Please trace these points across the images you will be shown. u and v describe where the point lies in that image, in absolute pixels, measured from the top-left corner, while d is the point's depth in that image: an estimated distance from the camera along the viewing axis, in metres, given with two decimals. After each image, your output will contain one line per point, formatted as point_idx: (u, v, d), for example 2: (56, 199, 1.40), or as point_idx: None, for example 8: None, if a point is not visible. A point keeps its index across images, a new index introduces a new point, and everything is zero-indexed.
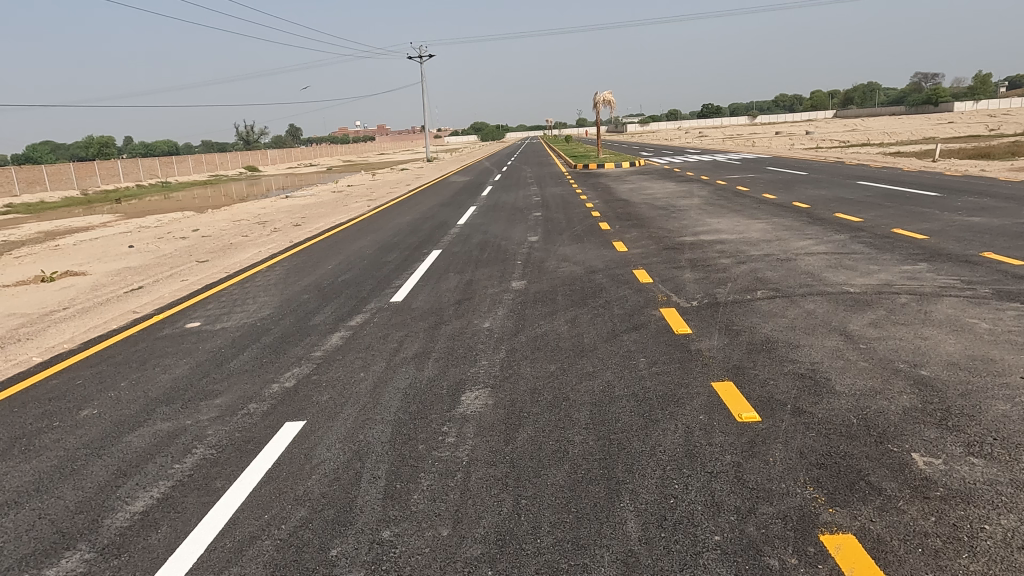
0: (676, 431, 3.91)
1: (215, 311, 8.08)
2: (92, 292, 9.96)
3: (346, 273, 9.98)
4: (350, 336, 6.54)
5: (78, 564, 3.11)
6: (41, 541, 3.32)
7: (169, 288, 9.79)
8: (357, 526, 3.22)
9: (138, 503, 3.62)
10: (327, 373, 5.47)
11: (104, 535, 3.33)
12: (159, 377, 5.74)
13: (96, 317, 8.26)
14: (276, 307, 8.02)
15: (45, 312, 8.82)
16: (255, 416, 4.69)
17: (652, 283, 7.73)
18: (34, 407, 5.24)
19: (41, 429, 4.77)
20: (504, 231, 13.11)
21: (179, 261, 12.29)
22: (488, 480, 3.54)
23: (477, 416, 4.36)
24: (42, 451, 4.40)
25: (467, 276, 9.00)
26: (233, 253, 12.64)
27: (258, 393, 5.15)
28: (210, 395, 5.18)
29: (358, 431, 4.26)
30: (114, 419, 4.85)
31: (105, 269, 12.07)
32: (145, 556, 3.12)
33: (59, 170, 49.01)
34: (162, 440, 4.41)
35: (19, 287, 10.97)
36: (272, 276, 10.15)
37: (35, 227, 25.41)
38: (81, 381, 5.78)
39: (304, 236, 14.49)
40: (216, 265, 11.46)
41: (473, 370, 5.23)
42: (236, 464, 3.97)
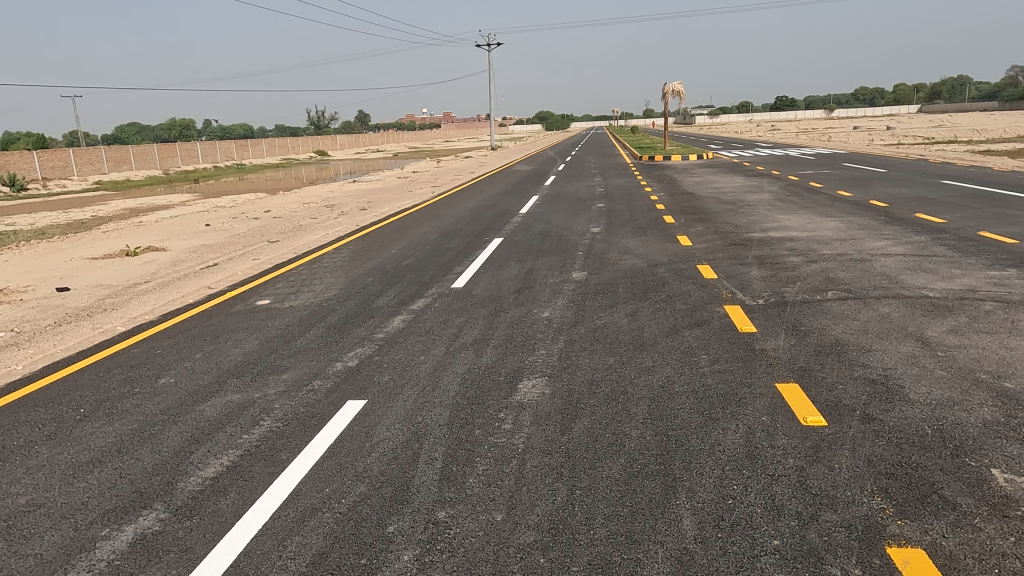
0: (737, 431, 3.82)
1: (284, 290, 8.36)
2: (172, 267, 10.47)
3: (409, 257, 10.15)
4: (412, 319, 6.65)
5: (155, 523, 3.30)
6: (121, 498, 3.54)
7: (242, 266, 10.18)
8: (413, 505, 3.30)
9: (209, 469, 3.81)
10: (387, 355, 5.60)
11: (177, 497, 3.52)
12: (231, 351, 6.00)
13: (175, 291, 8.70)
14: (341, 289, 8.24)
15: (129, 284, 9.34)
16: (319, 392, 4.85)
17: (717, 279, 7.55)
18: (117, 373, 5.57)
19: (123, 394, 5.07)
20: (566, 221, 13.07)
21: (252, 240, 12.77)
22: (543, 468, 3.56)
23: (533, 405, 4.37)
24: (123, 415, 4.68)
25: (527, 265, 9.01)
26: (302, 235, 13.02)
27: (323, 370, 5.33)
28: (278, 370, 5.39)
29: (416, 413, 4.35)
30: (190, 388, 5.11)
31: (183, 246, 12.67)
32: (215, 519, 3.28)
33: (144, 150, 51.46)
34: (233, 410, 4.61)
35: (107, 260, 11.64)
36: (338, 258, 10.44)
37: (122, 204, 26.92)
38: (160, 351, 6.10)
39: (370, 220, 14.80)
40: (286, 246, 11.85)
41: (531, 359, 5.25)
42: (300, 438, 4.11)
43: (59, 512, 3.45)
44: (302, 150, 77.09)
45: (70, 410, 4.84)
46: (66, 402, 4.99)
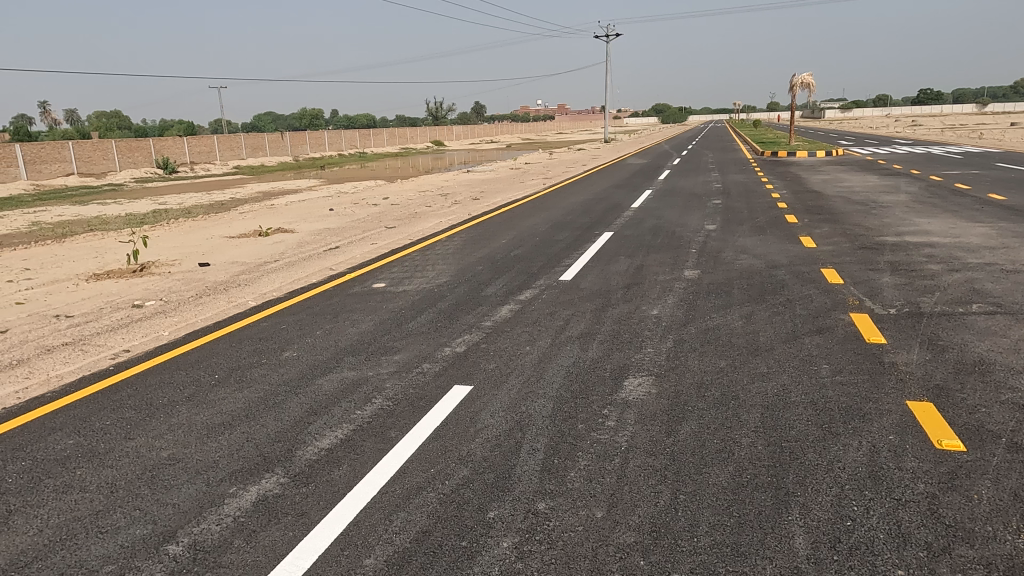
0: (860, 448, 3.57)
1: (399, 275, 8.68)
2: (298, 248, 11.17)
3: (518, 247, 10.25)
4: (519, 309, 6.71)
5: (275, 486, 3.54)
6: (247, 460, 3.83)
7: (361, 250, 10.69)
8: (515, 493, 3.33)
9: (325, 440, 4.03)
10: (494, 343, 5.68)
11: (296, 464, 3.76)
12: (348, 329, 6.32)
13: (300, 270, 9.27)
14: (451, 276, 8.44)
15: (260, 263, 10.05)
16: (428, 374, 5.02)
17: (843, 284, 7.07)
18: (248, 344, 6.02)
19: (252, 364, 5.48)
20: (680, 217, 12.71)
21: (371, 225, 13.38)
22: (646, 469, 3.48)
23: (638, 403, 4.29)
24: (251, 383, 5.05)
25: (637, 261, 8.85)
26: (417, 222, 13.46)
27: (432, 354, 5.49)
28: (390, 351, 5.62)
29: (521, 402, 4.39)
30: (311, 362, 5.43)
31: (309, 228, 13.47)
32: (329, 488, 3.47)
33: (277, 137, 55.08)
34: (347, 386, 4.86)
35: (242, 239, 12.58)
36: (450, 245, 10.72)
37: (258, 187, 29.09)
38: (286, 326, 6.54)
39: (482, 210, 15.08)
40: (402, 232, 12.32)
41: (638, 357, 5.15)
42: (409, 418, 4.26)
43: (194, 468, 3.77)
44: (420, 141, 79.61)
45: (206, 375, 5.28)
46: (203, 367, 5.46)
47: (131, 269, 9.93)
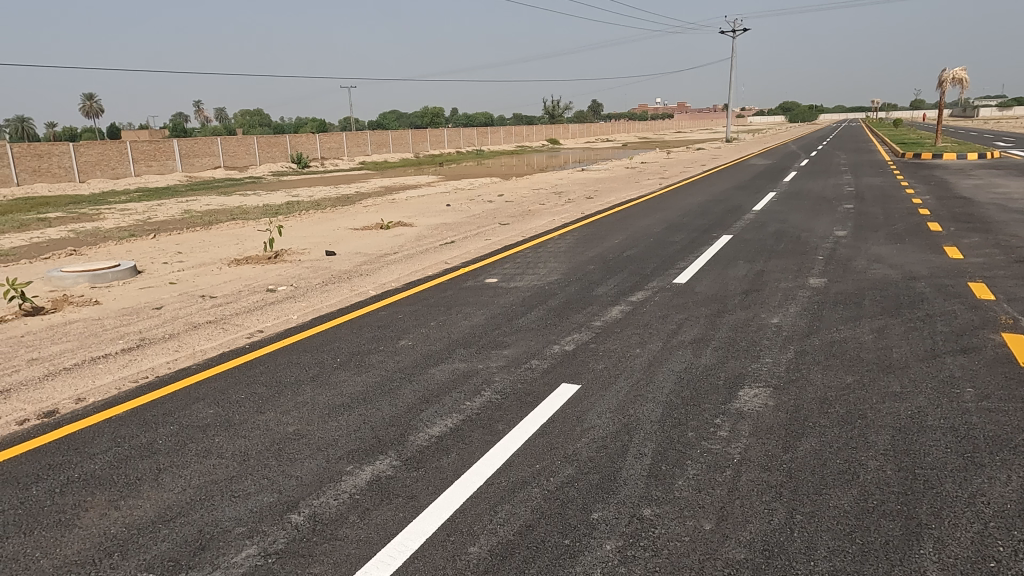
0: (1008, 483, 3.22)
1: (511, 271, 8.80)
2: (416, 241, 11.61)
3: (632, 248, 10.09)
4: (630, 311, 6.61)
5: (388, 468, 3.70)
6: (363, 441, 4.03)
7: (475, 245, 10.95)
8: (620, 497, 3.29)
9: (435, 428, 4.17)
10: (604, 343, 5.64)
11: (408, 449, 3.91)
12: (461, 322, 6.50)
13: (417, 263, 9.63)
14: (563, 275, 8.45)
15: (381, 254, 10.54)
16: (536, 371, 5.06)
17: (994, 301, 6.40)
18: (368, 330, 6.34)
19: (370, 350, 5.76)
20: (806, 221, 12.01)
21: (486, 221, 13.67)
22: (760, 485, 3.32)
23: (754, 415, 4.10)
24: (369, 368, 5.32)
25: (758, 266, 8.46)
26: (530, 220, 13.57)
27: (541, 351, 5.53)
28: (501, 345, 5.72)
29: (629, 405, 4.33)
30: (424, 352, 5.64)
31: (427, 223, 13.96)
32: (438, 474, 3.59)
33: (400, 135, 57.44)
34: (459, 377, 5.00)
35: (365, 231, 13.23)
36: (562, 243, 10.74)
37: (381, 183, 30.54)
38: (403, 315, 6.82)
39: (595, 209, 15.00)
40: (515, 229, 12.49)
41: (755, 366, 4.92)
42: (516, 413, 4.31)
43: (315, 444, 4.02)
44: (536, 139, 80.22)
45: (329, 357, 5.61)
46: (327, 350, 5.81)
47: (267, 255, 10.72)
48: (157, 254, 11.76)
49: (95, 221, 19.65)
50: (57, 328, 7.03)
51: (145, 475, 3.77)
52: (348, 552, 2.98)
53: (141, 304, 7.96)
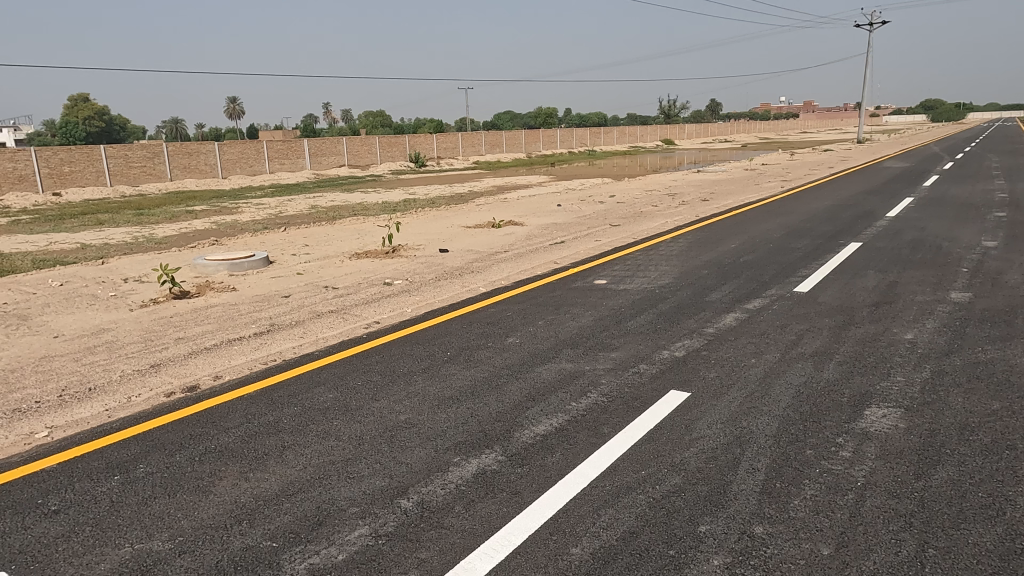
0: None
1: (620, 273, 8.69)
2: (527, 240, 11.73)
3: (749, 253, 9.67)
4: (746, 319, 6.34)
5: (493, 462, 3.77)
6: (470, 434, 4.13)
7: (585, 246, 10.90)
8: (729, 511, 3.16)
9: (541, 426, 4.19)
10: (716, 351, 5.44)
11: (513, 444, 3.96)
12: (568, 322, 6.50)
13: (527, 262, 9.72)
14: (675, 279, 8.24)
15: (492, 252, 10.74)
16: (644, 376, 4.97)
17: None
18: (477, 326, 6.48)
19: (479, 345, 5.89)
20: (948, 230, 11.00)
21: (596, 222, 13.58)
22: (886, 512, 3.09)
23: (882, 437, 3.81)
24: (478, 363, 5.44)
25: (890, 277, 7.85)
26: (642, 221, 13.34)
27: (650, 355, 5.42)
28: (608, 348, 5.66)
29: (742, 417, 4.15)
30: (532, 350, 5.69)
31: (537, 223, 14.06)
32: (542, 473, 3.61)
33: (514, 135, 58.28)
34: (565, 377, 5.00)
35: (478, 229, 13.52)
36: (675, 246, 10.47)
37: (494, 182, 31.12)
38: (511, 313, 6.92)
39: (711, 212, 14.51)
40: (626, 230, 12.32)
41: (885, 385, 4.57)
42: (623, 417, 4.26)
43: (425, 434, 4.17)
44: (649, 140, 78.73)
45: (440, 351, 5.79)
46: (438, 343, 6.00)
47: (385, 251, 11.21)
48: (287, 246, 12.62)
49: (234, 215, 21.38)
50: (200, 311, 7.72)
51: (271, 451, 4.06)
52: (452, 541, 3.06)
53: (272, 292, 8.56)
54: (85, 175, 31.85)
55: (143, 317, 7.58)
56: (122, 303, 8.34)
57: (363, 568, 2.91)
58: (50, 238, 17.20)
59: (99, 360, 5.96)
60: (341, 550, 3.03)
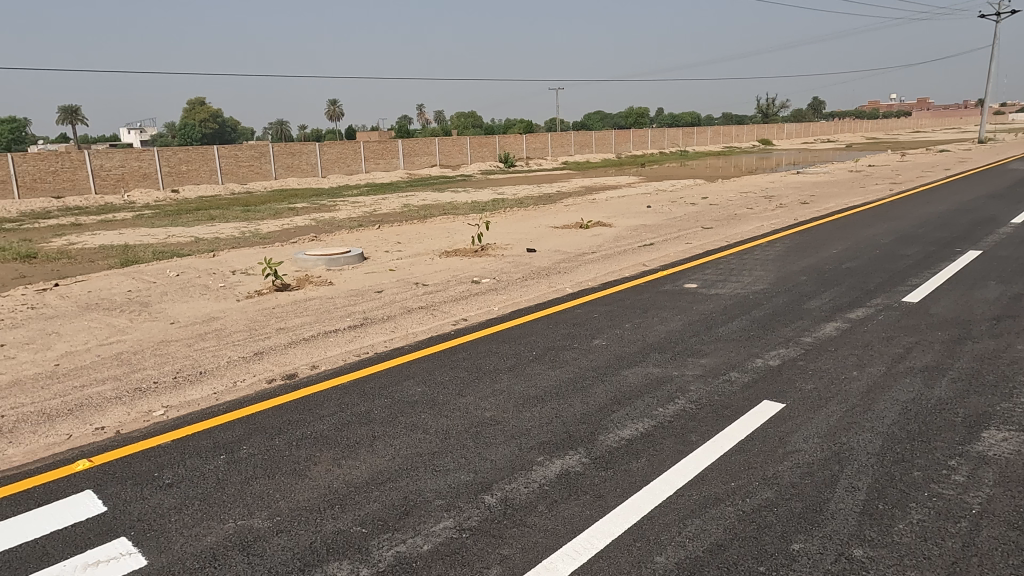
0: None
1: (712, 277, 8.43)
2: (615, 242, 11.60)
3: (852, 260, 9.15)
4: (847, 329, 5.99)
5: (577, 464, 3.75)
6: (554, 435, 4.13)
7: (675, 248, 10.66)
8: (826, 531, 3.00)
9: (626, 430, 4.13)
10: (814, 362, 5.18)
11: (597, 447, 3.93)
12: (657, 326, 6.37)
13: (615, 264, 9.60)
14: (770, 284, 7.91)
15: (579, 253, 10.69)
16: (735, 384, 4.79)
17: None
18: (563, 327, 6.47)
19: (565, 346, 5.88)
20: None
21: (687, 224, 13.25)
22: (1006, 545, 2.84)
23: (1001, 462, 3.51)
24: (563, 364, 5.43)
25: (1014, 289, 7.21)
26: (736, 224, 12.89)
27: (742, 364, 5.23)
28: (698, 354, 5.51)
29: (841, 433, 3.93)
30: (618, 353, 5.62)
31: (626, 224, 13.88)
32: (626, 478, 3.56)
33: (604, 135, 57.79)
34: (652, 382, 4.91)
35: (565, 229, 13.49)
36: (771, 251, 10.06)
37: (582, 182, 31.00)
38: (598, 315, 6.86)
39: (810, 215, 13.84)
40: (719, 233, 11.95)
41: (1006, 406, 4.20)
42: (712, 426, 4.13)
43: (510, 432, 4.20)
44: (745, 140, 75.92)
45: (526, 350, 5.82)
46: (524, 342, 6.03)
47: (473, 249, 11.38)
48: (380, 243, 13.05)
49: (332, 212, 22.38)
50: (300, 303, 8.12)
51: (363, 440, 4.21)
52: (534, 540, 3.07)
53: (366, 287, 8.88)
54: (199, 173, 34.17)
55: (249, 307, 8.06)
56: (230, 294, 8.89)
57: (447, 559, 2.96)
58: (169, 231, 18.57)
59: (209, 346, 6.39)
60: (426, 540, 3.11)
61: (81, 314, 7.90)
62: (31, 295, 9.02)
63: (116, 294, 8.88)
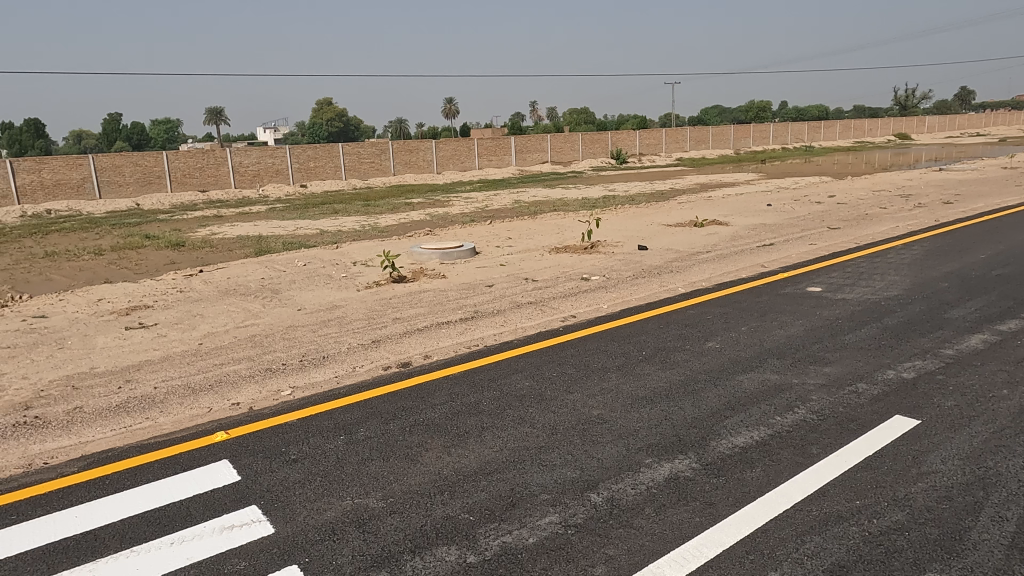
0: None
1: (838, 281, 7.91)
2: (732, 241, 11.16)
3: (1004, 266, 8.26)
4: (997, 342, 5.43)
5: (687, 469, 3.65)
6: (663, 437, 4.04)
7: (798, 249, 10.09)
8: (967, 563, 2.74)
9: (740, 438, 3.97)
10: (956, 377, 4.73)
11: (709, 453, 3.80)
12: (775, 331, 6.07)
13: (731, 264, 9.23)
14: (905, 290, 7.31)
15: (693, 252, 10.36)
16: (863, 396, 4.47)
17: None
18: (675, 328, 6.30)
19: (676, 347, 5.73)
20: None
21: (811, 224, 12.50)
22: None
23: None
24: (674, 365, 5.29)
25: None
26: (867, 225, 12.02)
27: (871, 374, 4.87)
28: (821, 362, 5.19)
29: (986, 457, 3.57)
30: (733, 357, 5.41)
31: (744, 223, 13.30)
32: (739, 487, 3.42)
33: (722, 130, 55.62)
34: (769, 389, 4.68)
35: (679, 228, 13.13)
36: (906, 254, 9.29)
37: (697, 179, 29.97)
38: (712, 316, 6.63)
39: (955, 216, 12.64)
40: (847, 234, 11.18)
41: None
42: (835, 438, 3.88)
43: (618, 432, 4.15)
44: (880, 134, 70.47)
45: (635, 349, 5.73)
46: (633, 341, 5.95)
47: (583, 246, 11.32)
48: (492, 238, 13.28)
49: (446, 207, 23.02)
50: (415, 295, 8.42)
51: (472, 430, 4.31)
52: (641, 543, 3.02)
53: (477, 281, 9.08)
54: (325, 169, 36.26)
55: (368, 297, 8.46)
56: (350, 284, 9.38)
57: (552, 554, 2.98)
58: (297, 224, 19.83)
59: (332, 332, 6.78)
60: (532, 533, 3.14)
61: (221, 299, 8.62)
62: (179, 280, 9.95)
63: (252, 281, 9.62)
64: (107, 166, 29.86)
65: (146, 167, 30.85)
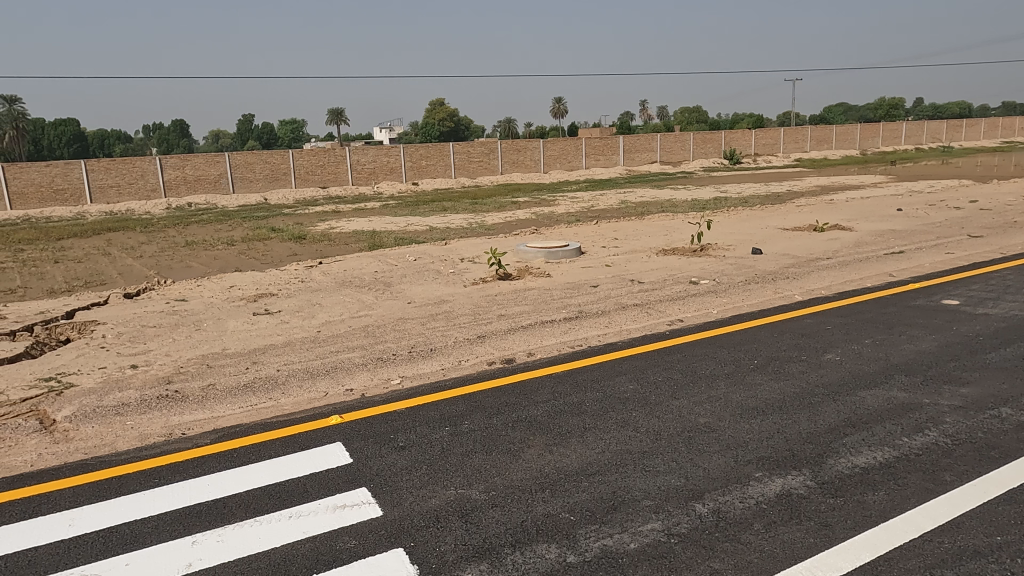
0: None
1: (980, 294, 7.21)
2: (855, 247, 10.46)
3: None
4: None
5: (800, 486, 3.46)
6: (775, 450, 3.86)
7: (932, 258, 9.30)
8: None
9: (861, 457, 3.72)
10: None
11: (826, 471, 3.59)
12: (903, 345, 5.62)
13: (854, 272, 8.66)
14: None
15: (811, 258, 9.80)
16: (1007, 422, 4.05)
17: None
18: (790, 337, 5.99)
19: (791, 357, 5.44)
20: None
21: (948, 231, 11.47)
22: None
23: None
24: (789, 376, 5.03)
25: None
26: (1015, 233, 10.87)
27: (1017, 398, 4.41)
28: (956, 381, 4.76)
29: None
30: (855, 371, 5.07)
31: (870, 228, 12.41)
32: (859, 510, 3.20)
33: (847, 130, 52.25)
34: (895, 408, 4.34)
35: (797, 232, 12.45)
36: None
37: (818, 181, 28.29)
38: (831, 327, 6.24)
39: None
40: (991, 243, 10.17)
41: None
42: (972, 466, 3.55)
43: (726, 442, 4.00)
44: None
45: (746, 358, 5.49)
46: (744, 349, 5.71)
47: (692, 248, 11.00)
48: (598, 238, 13.19)
49: (552, 206, 23.10)
50: (520, 292, 8.51)
51: (574, 430, 4.30)
52: (749, 559, 2.90)
53: (582, 281, 9.04)
54: (436, 168, 37.41)
55: (474, 293, 8.64)
56: (458, 279, 9.62)
57: (654, 562, 2.92)
58: (408, 220, 20.61)
59: (439, 326, 6.97)
60: (634, 539, 3.09)
61: (338, 290, 9.10)
62: (301, 271, 10.60)
63: (366, 274, 10.10)
64: (241, 163, 32.34)
65: (274, 164, 33.14)
